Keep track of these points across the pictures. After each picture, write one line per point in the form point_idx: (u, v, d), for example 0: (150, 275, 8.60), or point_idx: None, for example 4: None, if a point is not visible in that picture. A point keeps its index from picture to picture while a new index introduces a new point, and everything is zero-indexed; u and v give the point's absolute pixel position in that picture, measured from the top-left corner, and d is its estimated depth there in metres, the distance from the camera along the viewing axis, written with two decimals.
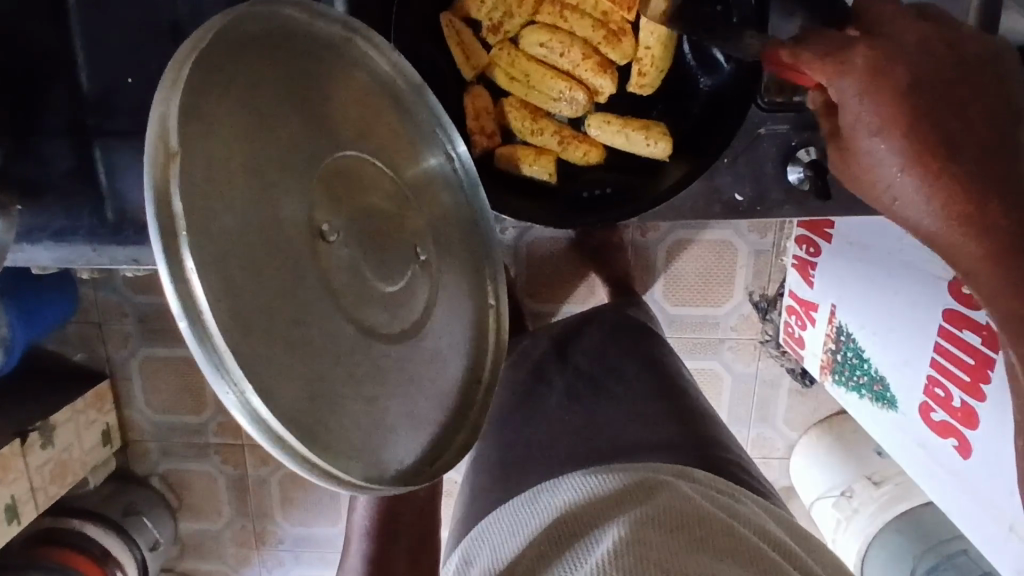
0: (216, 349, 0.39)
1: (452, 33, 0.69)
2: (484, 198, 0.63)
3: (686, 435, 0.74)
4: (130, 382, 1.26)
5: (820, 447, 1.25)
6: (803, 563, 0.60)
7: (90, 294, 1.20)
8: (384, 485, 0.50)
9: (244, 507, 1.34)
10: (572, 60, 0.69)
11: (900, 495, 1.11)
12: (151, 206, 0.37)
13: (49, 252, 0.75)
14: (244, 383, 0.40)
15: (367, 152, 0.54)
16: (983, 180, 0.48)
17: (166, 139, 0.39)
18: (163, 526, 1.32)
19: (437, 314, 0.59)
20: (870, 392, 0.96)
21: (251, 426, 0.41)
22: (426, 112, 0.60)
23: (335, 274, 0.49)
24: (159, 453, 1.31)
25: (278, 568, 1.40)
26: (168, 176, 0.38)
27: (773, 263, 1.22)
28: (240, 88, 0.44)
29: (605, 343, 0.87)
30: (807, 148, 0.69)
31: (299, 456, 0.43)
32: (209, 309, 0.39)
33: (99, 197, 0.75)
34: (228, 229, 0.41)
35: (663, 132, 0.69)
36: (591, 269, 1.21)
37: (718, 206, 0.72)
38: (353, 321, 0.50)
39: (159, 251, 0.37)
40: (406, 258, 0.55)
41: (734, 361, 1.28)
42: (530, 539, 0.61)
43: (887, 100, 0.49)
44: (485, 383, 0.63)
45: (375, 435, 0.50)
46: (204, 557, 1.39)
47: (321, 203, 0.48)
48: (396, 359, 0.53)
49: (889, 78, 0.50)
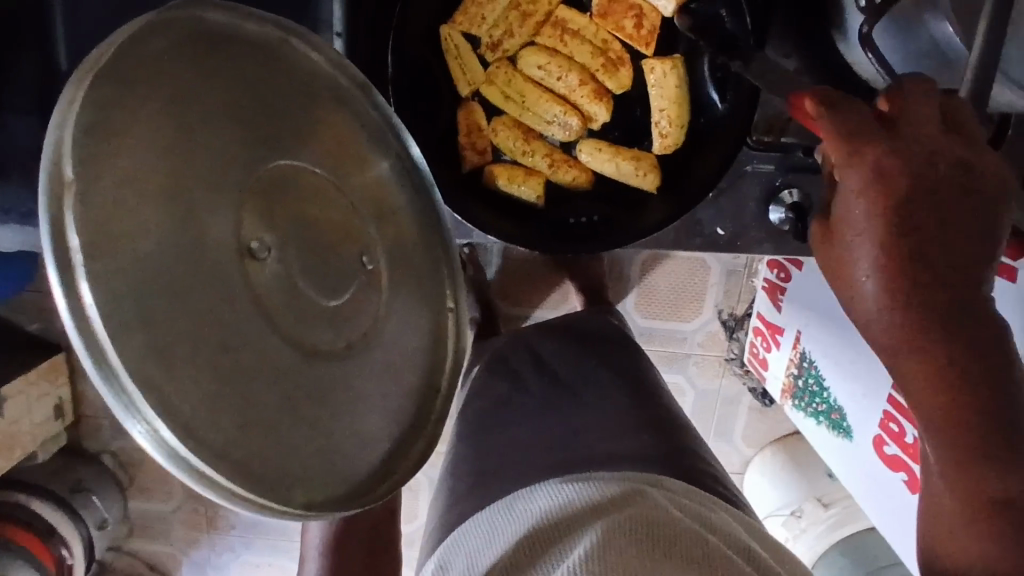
0: (124, 390, 0.38)
1: (449, 46, 0.68)
2: (439, 201, 0.61)
3: (659, 448, 0.74)
4: None
5: (774, 466, 1.28)
6: (763, 562, 0.59)
7: (50, 265, 1.17)
8: (327, 511, 0.49)
9: (197, 490, 1.32)
10: (569, 84, 0.70)
11: (846, 518, 1.16)
12: (47, 245, 0.35)
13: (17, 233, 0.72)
14: (152, 415, 0.39)
15: (309, 161, 0.51)
16: (936, 314, 0.48)
17: (60, 164, 0.36)
18: (111, 505, 1.29)
19: (386, 327, 0.56)
20: (828, 420, 0.99)
21: (162, 458, 0.40)
22: (375, 113, 0.57)
23: (264, 292, 0.46)
24: (112, 430, 1.29)
25: (227, 552, 1.39)
26: (63, 208, 0.36)
27: (743, 282, 1.23)
28: (160, 98, 0.42)
29: (577, 354, 0.87)
30: (790, 189, 0.70)
31: (226, 492, 0.42)
32: (114, 347, 0.37)
33: None
34: (145, 256, 0.39)
35: (653, 165, 0.69)
36: (564, 277, 1.21)
37: (698, 239, 0.73)
38: (291, 343, 0.48)
39: (56, 286, 0.36)
40: (351, 271, 0.53)
41: (696, 376, 1.30)
42: (508, 546, 0.61)
43: (878, 203, 0.47)
44: (444, 393, 0.61)
45: (323, 457, 0.50)
46: (152, 537, 1.37)
47: (250, 218, 0.46)
48: (339, 377, 0.51)
49: (890, 183, 0.47)
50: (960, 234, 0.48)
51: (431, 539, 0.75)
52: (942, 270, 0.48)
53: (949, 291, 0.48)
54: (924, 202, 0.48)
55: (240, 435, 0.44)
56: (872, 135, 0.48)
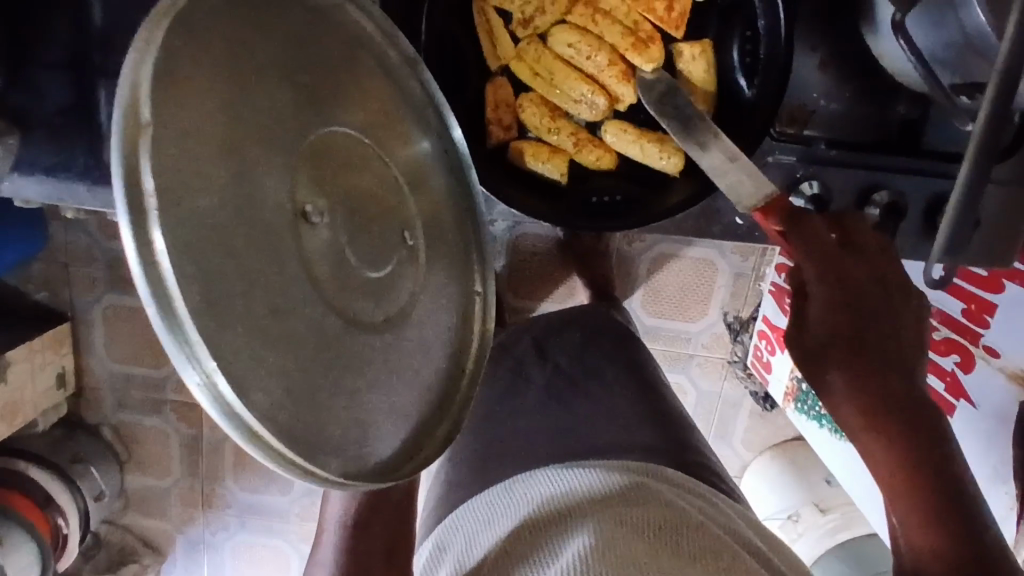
0: (187, 340, 0.36)
1: (482, 21, 0.70)
2: (476, 184, 0.59)
3: (663, 438, 0.74)
4: (90, 328, 1.23)
5: (771, 469, 1.29)
6: (768, 559, 0.59)
7: (60, 234, 1.17)
8: (363, 480, 0.46)
9: (195, 467, 1.33)
10: (598, 64, 0.69)
11: (844, 523, 1.17)
12: (118, 182, 0.34)
13: (37, 187, 0.73)
14: (210, 364, 0.36)
15: (356, 128, 0.50)
16: (895, 401, 0.55)
17: (137, 106, 0.35)
18: (109, 478, 1.29)
19: (422, 304, 0.53)
20: (830, 424, 1.00)
21: (214, 413, 0.37)
22: (420, 89, 0.56)
23: (314, 257, 0.44)
24: (113, 403, 1.29)
25: (221, 531, 1.39)
26: (138, 147, 0.35)
27: (750, 286, 1.23)
28: (230, 46, 0.41)
29: (584, 343, 0.87)
30: (810, 181, 0.72)
31: (274, 455, 0.40)
32: (180, 297, 0.35)
33: (101, 137, 0.72)
34: (206, 209, 0.37)
35: (677, 147, 0.69)
36: (573, 271, 1.21)
37: (717, 227, 0.73)
38: (335, 310, 0.45)
39: (126, 230, 0.34)
40: (392, 243, 0.51)
41: (699, 377, 1.31)
42: (504, 533, 0.60)
43: (837, 311, 0.55)
44: (469, 375, 0.57)
45: (356, 429, 0.46)
46: (148, 512, 1.37)
47: (303, 180, 0.44)
48: (380, 349, 0.49)
49: (847, 296, 0.55)
50: (897, 334, 0.56)
51: (431, 519, 0.75)
52: (891, 363, 0.55)
53: (901, 381, 0.55)
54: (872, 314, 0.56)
55: (286, 399, 0.41)
56: (831, 253, 0.56)
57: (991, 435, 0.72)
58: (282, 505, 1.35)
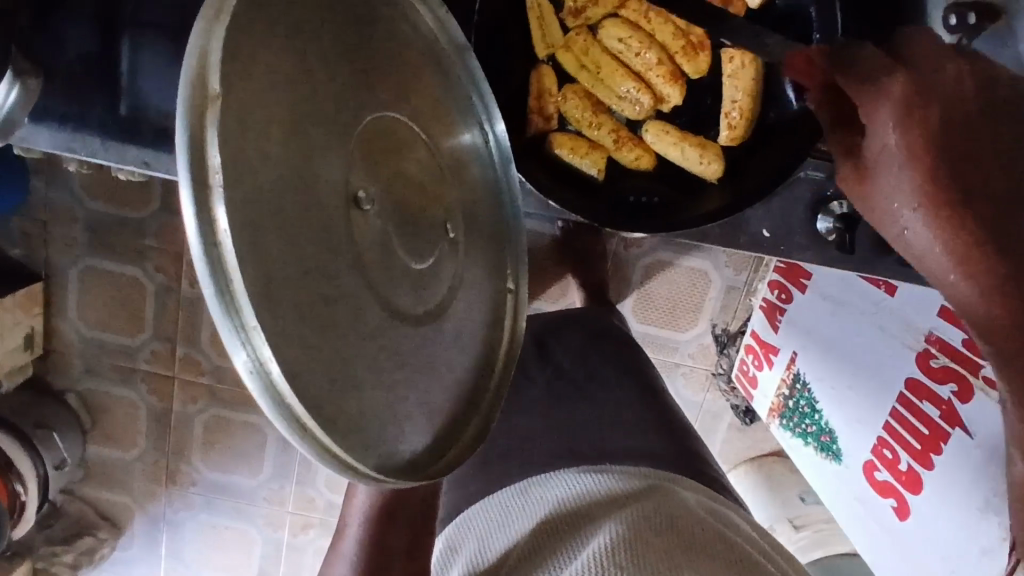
0: (244, 325, 0.35)
1: (533, 6, 0.68)
2: (514, 179, 0.56)
3: (668, 444, 0.74)
4: (65, 290, 1.19)
5: (746, 482, 1.32)
6: (777, 562, 0.60)
7: (41, 190, 1.12)
8: (395, 480, 0.45)
9: (163, 442, 1.29)
10: (647, 61, 0.69)
11: (818, 541, 1.19)
12: (182, 156, 0.34)
13: (48, 138, 0.69)
14: (261, 345, 0.36)
15: (405, 115, 0.49)
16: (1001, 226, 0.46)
17: (205, 80, 0.35)
18: (72, 447, 1.24)
19: (459, 298, 0.52)
20: (816, 441, 1.00)
21: (262, 399, 0.37)
22: (466, 78, 0.54)
23: (365, 246, 0.43)
24: (82, 369, 1.24)
25: (185, 510, 1.35)
26: (204, 124, 0.34)
27: (741, 300, 1.24)
28: (286, 26, 0.40)
29: (585, 346, 0.86)
30: (841, 200, 0.70)
31: (319, 448, 0.39)
32: (239, 279, 0.35)
33: (113, 92, 0.69)
34: (266, 187, 0.37)
35: (718, 154, 0.68)
36: (568, 273, 1.20)
37: (743, 237, 0.73)
38: (380, 300, 0.44)
39: (188, 206, 0.34)
40: (434, 235, 0.49)
41: (684, 386, 1.31)
42: (524, 532, 0.60)
43: (914, 132, 0.48)
44: (499, 375, 0.55)
45: (391, 425, 0.45)
46: (109, 485, 1.32)
47: (357, 167, 0.43)
48: (418, 344, 0.47)
49: (923, 116, 0.48)
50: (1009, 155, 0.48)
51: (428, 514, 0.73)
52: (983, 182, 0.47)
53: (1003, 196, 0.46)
54: (959, 129, 0.48)
55: (331, 390, 0.40)
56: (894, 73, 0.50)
57: (981, 467, 0.74)
58: (250, 487, 1.32)
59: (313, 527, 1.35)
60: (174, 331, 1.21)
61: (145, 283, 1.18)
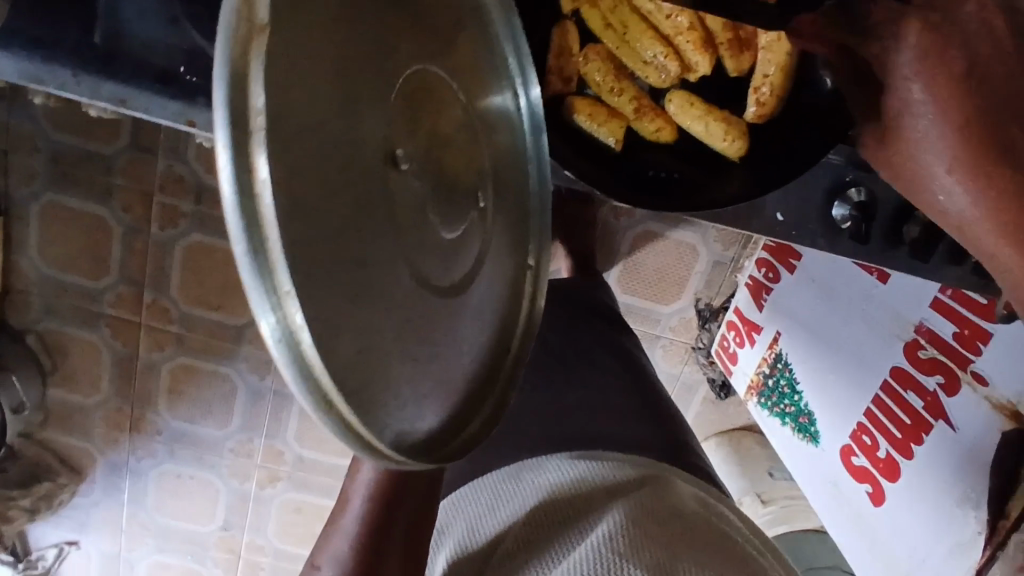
0: (278, 286, 0.32)
1: None
2: (544, 151, 0.53)
3: (657, 429, 0.73)
4: (25, 224, 1.12)
5: (715, 457, 1.33)
6: (775, 563, 0.61)
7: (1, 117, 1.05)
8: (413, 461, 0.41)
9: (127, 388, 1.25)
10: (677, 25, 0.67)
11: (784, 516, 1.22)
12: (222, 91, 0.30)
13: (12, 65, 0.63)
14: (293, 308, 0.32)
15: (441, 70, 0.45)
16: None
17: (252, 10, 0.31)
18: (30, 390, 1.18)
19: (482, 270, 0.49)
20: (794, 422, 1.00)
21: (287, 366, 0.33)
22: (501, 37, 0.50)
23: (400, 208, 0.40)
24: (42, 309, 1.18)
25: (147, 458, 1.32)
26: (249, 61, 0.31)
27: (727, 275, 1.23)
28: None
29: (573, 323, 0.84)
30: (858, 187, 0.70)
31: (346, 428, 0.35)
32: (278, 238, 0.31)
33: (92, 13, 0.63)
34: (307, 138, 0.33)
35: (743, 132, 0.66)
36: (555, 240, 1.18)
37: (758, 220, 0.72)
38: (409, 266, 0.41)
39: (225, 147, 0.30)
40: (466, 199, 0.46)
41: (662, 359, 1.30)
42: (517, 518, 0.59)
43: (945, 91, 0.48)
44: (514, 353, 0.53)
45: (412, 403, 0.41)
46: (69, 430, 1.27)
47: (396, 123, 0.40)
48: (441, 316, 0.44)
49: (953, 68, 0.48)
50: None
51: None
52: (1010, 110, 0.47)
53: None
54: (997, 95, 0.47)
55: (358, 362, 0.36)
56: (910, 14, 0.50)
57: (959, 462, 0.74)
58: (218, 438, 1.30)
59: (280, 481, 1.34)
60: (141, 274, 1.16)
61: (111, 223, 1.12)
